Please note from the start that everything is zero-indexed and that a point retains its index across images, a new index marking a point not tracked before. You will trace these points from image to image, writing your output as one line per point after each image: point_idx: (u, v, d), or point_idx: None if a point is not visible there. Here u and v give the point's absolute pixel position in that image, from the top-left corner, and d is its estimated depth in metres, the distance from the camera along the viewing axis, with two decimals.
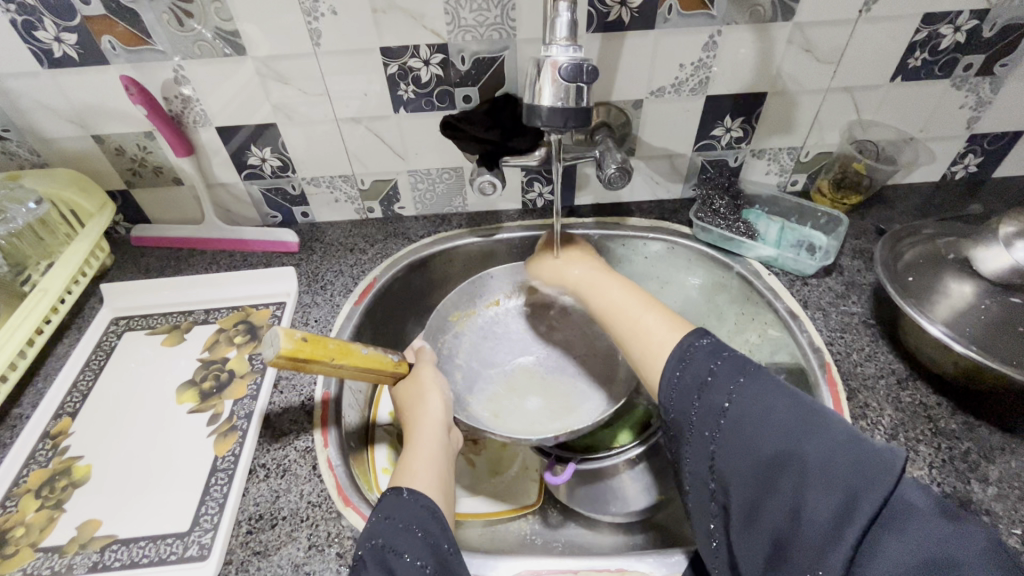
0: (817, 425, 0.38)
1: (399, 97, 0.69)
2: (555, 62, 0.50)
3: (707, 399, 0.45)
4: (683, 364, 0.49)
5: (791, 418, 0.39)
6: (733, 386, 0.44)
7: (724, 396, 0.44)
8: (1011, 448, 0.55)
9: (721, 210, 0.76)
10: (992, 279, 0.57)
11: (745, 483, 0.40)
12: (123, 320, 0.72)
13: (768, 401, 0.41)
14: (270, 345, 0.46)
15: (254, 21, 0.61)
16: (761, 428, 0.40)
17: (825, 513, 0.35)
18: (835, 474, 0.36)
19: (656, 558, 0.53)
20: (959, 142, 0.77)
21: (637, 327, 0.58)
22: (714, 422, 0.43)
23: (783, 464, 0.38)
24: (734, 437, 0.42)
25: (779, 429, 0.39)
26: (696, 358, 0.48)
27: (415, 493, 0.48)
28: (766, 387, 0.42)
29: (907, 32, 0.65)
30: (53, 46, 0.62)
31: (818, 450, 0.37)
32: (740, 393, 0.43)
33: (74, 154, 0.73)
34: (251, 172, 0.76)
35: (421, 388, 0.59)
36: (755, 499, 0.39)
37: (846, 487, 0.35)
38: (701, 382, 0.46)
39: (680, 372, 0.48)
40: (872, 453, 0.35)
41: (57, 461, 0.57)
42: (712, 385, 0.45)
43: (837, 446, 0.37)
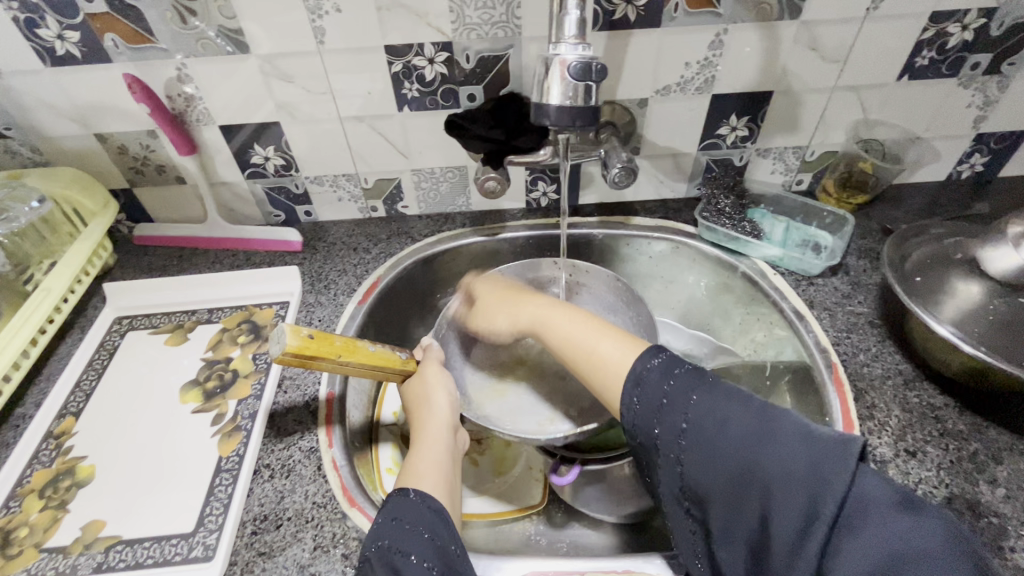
0: (775, 431, 0.39)
1: (403, 95, 0.68)
2: (564, 59, 0.50)
3: (668, 417, 0.44)
4: (639, 389, 0.47)
5: (751, 423, 0.40)
6: (694, 399, 0.44)
7: (681, 417, 0.43)
8: (1019, 449, 0.54)
9: (726, 210, 0.76)
10: (1001, 280, 0.57)
11: (716, 493, 0.40)
12: (126, 319, 0.72)
13: (726, 411, 0.42)
14: (277, 340, 0.46)
15: (258, 20, 0.61)
16: (723, 436, 0.41)
17: (793, 517, 0.36)
18: (796, 477, 0.37)
19: (664, 559, 0.52)
20: (965, 142, 0.77)
21: (594, 359, 0.54)
22: (675, 441, 0.43)
23: (751, 472, 0.39)
24: (700, 454, 0.41)
25: (741, 437, 0.40)
26: (649, 381, 0.47)
27: (422, 495, 0.48)
28: (723, 396, 0.43)
29: (913, 30, 0.65)
30: (56, 44, 0.61)
31: (782, 454, 0.38)
32: (695, 409, 0.43)
33: (76, 153, 0.72)
34: (254, 171, 0.76)
35: (424, 386, 0.58)
36: (730, 511, 0.40)
37: (811, 487, 0.36)
38: (657, 406, 0.45)
39: (639, 396, 0.46)
40: (826, 448, 0.37)
41: (61, 461, 0.57)
42: (670, 409, 0.44)
43: (799, 447, 0.38)
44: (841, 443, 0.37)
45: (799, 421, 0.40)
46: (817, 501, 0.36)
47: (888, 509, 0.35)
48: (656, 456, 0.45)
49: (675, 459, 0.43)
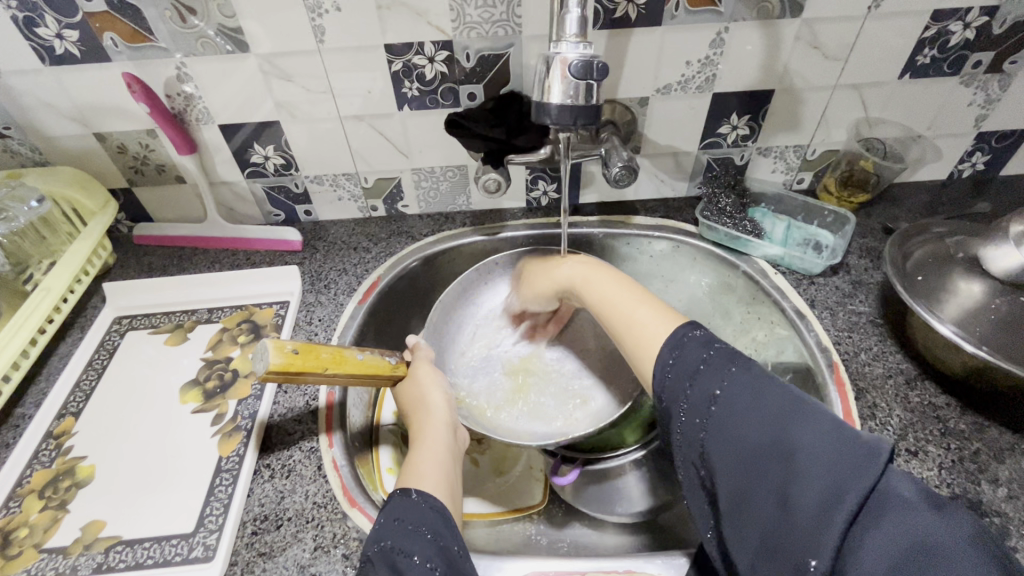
0: (808, 412, 0.38)
1: (403, 94, 0.68)
2: (565, 57, 0.50)
3: (700, 387, 0.44)
4: (676, 351, 0.48)
5: (784, 402, 0.40)
6: (728, 378, 0.43)
7: (716, 384, 0.44)
8: (1020, 448, 0.54)
9: (726, 209, 0.75)
10: (1003, 278, 0.56)
11: (733, 470, 0.40)
12: (126, 319, 0.72)
13: (760, 390, 0.41)
14: (261, 358, 0.47)
15: (257, 19, 0.61)
16: (751, 417, 0.40)
17: (812, 501, 0.35)
18: (823, 458, 0.35)
19: (664, 560, 0.52)
20: (966, 140, 0.77)
21: (631, 325, 0.55)
22: (705, 409, 0.43)
23: (775, 453, 0.37)
24: (725, 425, 0.41)
25: (769, 417, 0.39)
26: (688, 347, 0.48)
27: (422, 495, 0.48)
28: (757, 377, 0.43)
29: (915, 29, 0.65)
30: (55, 43, 0.61)
31: (810, 436, 0.37)
32: (732, 382, 0.43)
33: (75, 152, 0.72)
34: (254, 170, 0.76)
35: (418, 388, 0.58)
36: (747, 490, 0.38)
37: (837, 473, 0.35)
38: (693, 370, 0.46)
39: (676, 356, 0.48)
40: (859, 438, 0.36)
41: (60, 461, 0.57)
42: (707, 373, 0.45)
43: (828, 433, 0.36)
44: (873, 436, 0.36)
45: (832, 414, 0.38)
46: (842, 487, 0.34)
47: (915, 504, 0.33)
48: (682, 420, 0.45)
49: (700, 429, 0.43)
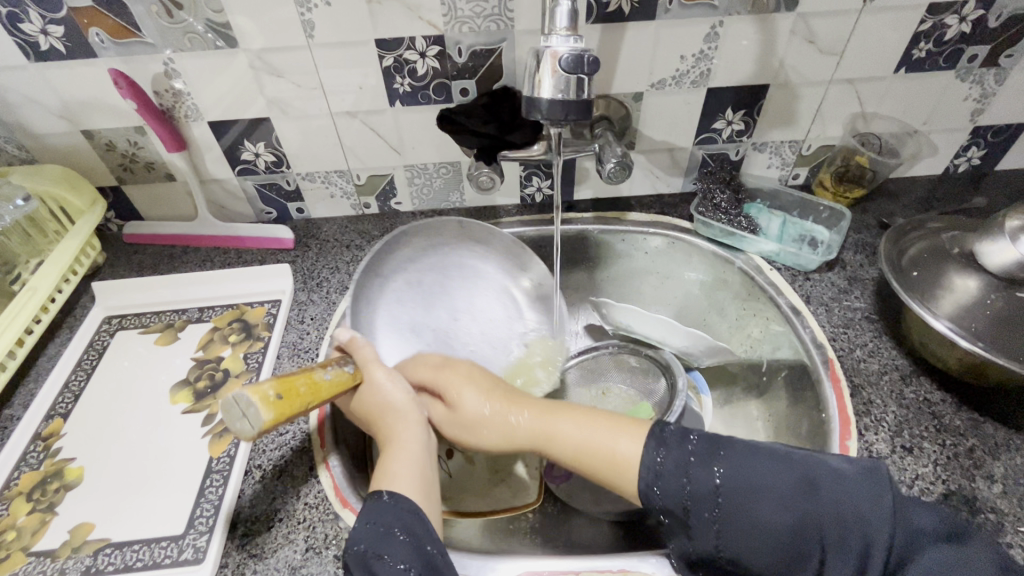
0: (812, 471, 0.43)
1: (394, 90, 0.67)
2: (555, 52, 0.49)
3: (699, 474, 0.45)
4: (662, 449, 0.47)
5: (789, 473, 0.43)
6: (724, 461, 0.45)
7: (714, 472, 0.45)
8: (1015, 444, 0.54)
9: (721, 205, 0.74)
10: (997, 273, 0.56)
11: (766, 550, 0.42)
12: (116, 318, 0.71)
13: (760, 463, 0.44)
14: (241, 414, 0.41)
15: (246, 14, 0.60)
16: (767, 492, 0.43)
17: (848, 559, 0.40)
18: (847, 513, 0.41)
19: (658, 559, 0.51)
20: (962, 135, 0.76)
21: (619, 461, 0.48)
22: (712, 500, 0.44)
23: (802, 521, 0.42)
24: (741, 509, 0.43)
25: (777, 487, 0.43)
26: (673, 445, 0.47)
27: (395, 496, 0.47)
28: (747, 450, 0.45)
29: (911, 23, 0.64)
30: (40, 39, 0.60)
31: (828, 502, 0.42)
32: (728, 464, 0.45)
33: (63, 150, 0.71)
34: (245, 167, 0.75)
35: (378, 393, 0.53)
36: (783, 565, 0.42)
37: (857, 525, 0.41)
38: (685, 465, 0.46)
39: (661, 458, 0.47)
40: (856, 485, 0.42)
41: (49, 463, 0.56)
42: (698, 466, 0.45)
43: (832, 491, 0.42)
44: (862, 473, 0.43)
45: (817, 465, 0.44)
46: (869, 536, 0.40)
47: (930, 534, 0.41)
48: (686, 515, 0.44)
49: (713, 514, 0.44)
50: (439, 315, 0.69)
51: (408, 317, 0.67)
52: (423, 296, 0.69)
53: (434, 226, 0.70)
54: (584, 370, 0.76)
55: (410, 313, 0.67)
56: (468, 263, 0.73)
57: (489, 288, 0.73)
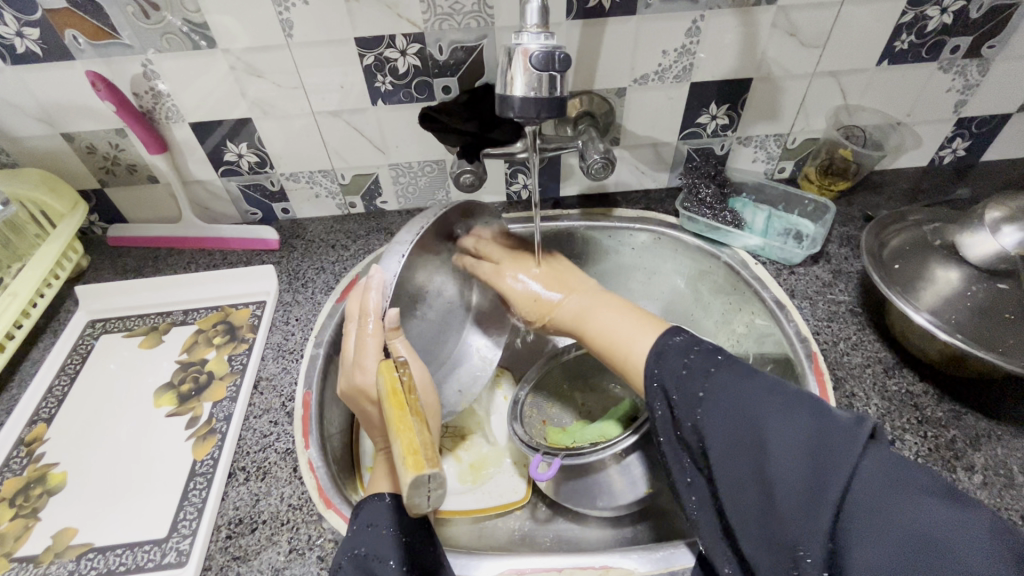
0: (788, 404, 0.37)
1: (376, 89, 0.67)
2: (526, 49, 0.49)
3: (686, 389, 0.43)
4: (660, 362, 0.47)
5: (771, 399, 0.38)
6: (709, 379, 0.42)
7: (699, 386, 0.42)
8: (997, 435, 0.54)
9: (707, 200, 0.74)
10: (978, 265, 0.57)
11: (729, 470, 0.38)
12: (99, 323, 0.71)
13: (746, 384, 0.40)
14: (428, 493, 0.36)
15: (224, 13, 0.59)
16: (737, 411, 0.38)
17: (800, 500, 0.33)
18: (798, 445, 0.35)
19: (641, 554, 0.51)
20: (947, 126, 0.76)
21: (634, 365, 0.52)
22: (691, 409, 0.41)
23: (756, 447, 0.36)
24: (715, 422, 0.39)
25: (750, 403, 0.38)
26: (670, 355, 0.47)
27: (399, 498, 0.47)
28: (741, 374, 0.41)
29: (893, 14, 0.64)
30: (16, 41, 0.60)
31: (785, 430, 0.35)
32: (713, 381, 0.41)
33: (43, 153, 0.71)
34: (228, 168, 0.74)
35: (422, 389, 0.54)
36: (743, 498, 0.37)
37: (817, 458, 0.34)
38: (680, 377, 0.44)
39: (659, 367, 0.47)
40: (841, 424, 0.35)
41: (31, 469, 0.56)
42: (690, 377, 0.43)
43: (807, 415, 0.36)
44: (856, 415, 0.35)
45: (814, 398, 0.37)
46: (829, 473, 0.33)
47: (924, 494, 0.32)
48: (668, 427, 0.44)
49: (691, 427, 0.41)
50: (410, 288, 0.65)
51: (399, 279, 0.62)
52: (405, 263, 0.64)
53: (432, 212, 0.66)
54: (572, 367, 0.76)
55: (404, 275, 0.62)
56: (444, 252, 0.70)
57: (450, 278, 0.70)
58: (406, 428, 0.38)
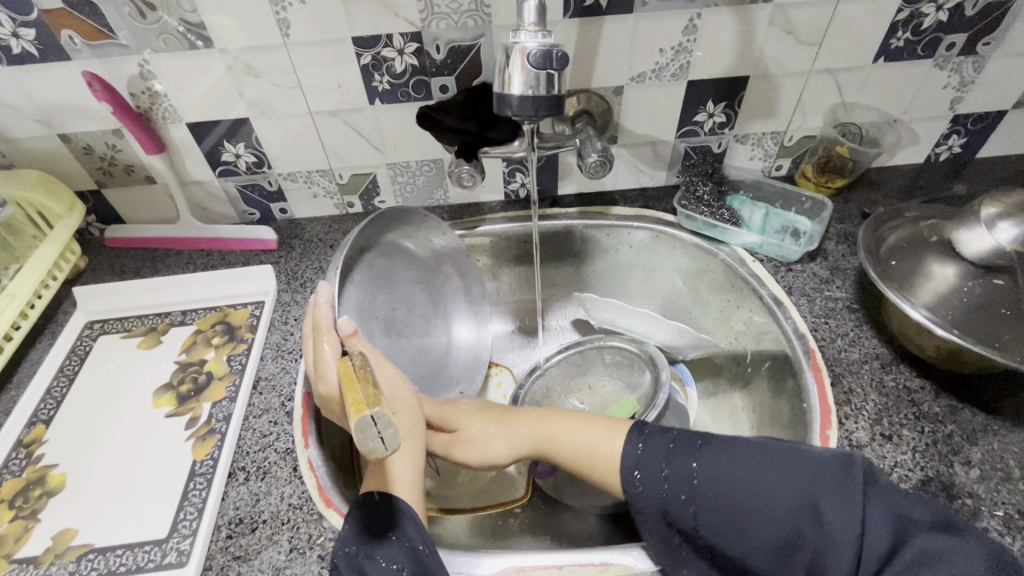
0: (782, 461, 0.43)
1: (373, 88, 0.67)
2: (524, 48, 0.49)
3: (676, 463, 0.45)
4: (643, 438, 0.49)
5: (764, 461, 0.43)
6: (699, 451, 0.45)
7: (689, 457, 0.45)
8: (993, 430, 0.55)
9: (704, 198, 0.74)
10: (974, 261, 0.57)
11: (748, 539, 0.41)
12: (98, 324, 0.71)
13: (736, 452, 0.44)
14: (379, 434, 0.38)
15: (220, 13, 0.59)
16: (740, 479, 0.42)
17: (823, 544, 0.39)
18: (808, 500, 0.40)
19: (641, 551, 0.51)
20: (942, 123, 0.77)
21: (612, 460, 0.50)
22: (687, 485, 0.44)
23: (770, 512, 0.40)
24: (720, 496, 0.42)
25: (753, 467, 0.43)
26: (653, 433, 0.49)
27: (386, 496, 0.48)
28: (725, 444, 0.45)
29: (888, 12, 0.64)
30: (12, 42, 0.60)
31: (790, 490, 0.41)
32: (704, 451, 0.45)
33: (40, 153, 0.71)
34: (225, 168, 0.74)
35: (393, 386, 0.53)
36: (765, 557, 0.41)
37: (834, 499, 0.40)
38: (665, 451, 0.47)
39: (643, 445, 0.48)
40: (839, 467, 0.41)
41: (31, 470, 0.56)
42: (677, 451, 0.46)
43: (803, 470, 0.41)
44: (841, 459, 0.42)
45: (797, 449, 0.43)
46: (847, 514, 0.39)
47: (923, 526, 0.39)
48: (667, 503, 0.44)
49: (688, 499, 0.43)
50: (380, 303, 0.68)
51: (358, 303, 0.65)
52: (372, 279, 0.67)
53: (391, 219, 0.70)
54: (570, 365, 0.76)
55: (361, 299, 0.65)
56: (416, 260, 0.73)
57: (426, 286, 0.73)
58: (354, 389, 0.41)
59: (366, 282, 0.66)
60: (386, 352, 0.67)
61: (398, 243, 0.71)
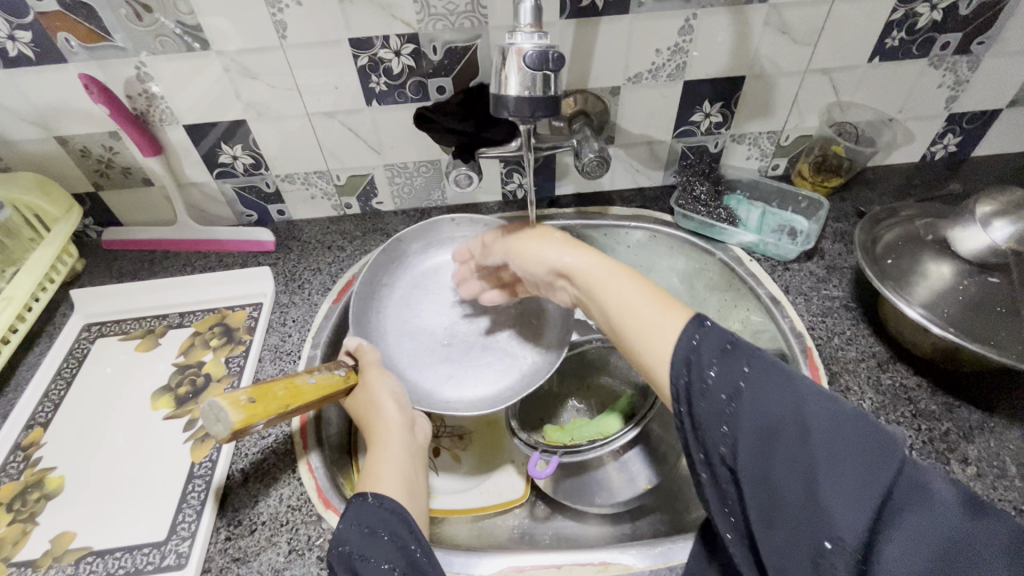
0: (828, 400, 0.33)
1: (370, 89, 0.67)
2: (520, 49, 0.49)
3: (723, 364, 0.36)
4: (700, 331, 0.40)
5: (812, 395, 0.33)
6: (755, 360, 0.36)
7: (742, 361, 0.36)
8: (990, 428, 0.55)
9: (701, 197, 0.76)
10: (971, 260, 0.57)
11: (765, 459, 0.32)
12: (95, 326, 0.71)
13: (789, 377, 0.34)
14: (215, 417, 0.44)
15: (217, 14, 0.59)
16: (782, 401, 0.33)
17: (834, 494, 0.29)
18: (840, 441, 0.31)
19: (639, 550, 0.51)
20: (938, 122, 0.77)
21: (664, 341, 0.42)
22: (727, 387, 0.35)
23: (797, 441, 0.31)
24: (753, 410, 0.34)
25: (798, 387, 0.33)
26: (715, 326, 0.39)
27: (379, 496, 0.47)
28: (778, 370, 0.35)
29: (883, 11, 0.64)
30: (8, 44, 0.60)
31: (828, 426, 0.31)
32: (757, 360, 0.36)
33: (36, 156, 0.71)
34: (223, 170, 0.74)
35: (369, 394, 0.56)
36: (777, 489, 0.32)
37: (862, 451, 0.30)
38: (721, 348, 0.37)
39: (699, 338, 0.39)
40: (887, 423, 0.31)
41: (28, 474, 0.56)
42: (735, 353, 0.37)
43: (851, 416, 0.32)
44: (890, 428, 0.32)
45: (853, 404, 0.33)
46: (873, 471, 0.29)
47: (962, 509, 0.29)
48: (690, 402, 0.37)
49: (723, 401, 0.35)
50: (441, 317, 0.70)
51: (414, 324, 0.69)
52: (427, 297, 0.71)
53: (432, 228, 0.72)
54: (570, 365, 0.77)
55: (416, 320, 0.70)
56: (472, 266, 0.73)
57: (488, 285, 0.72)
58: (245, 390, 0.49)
59: (416, 302, 0.70)
60: (456, 357, 0.68)
61: (447, 254, 0.73)
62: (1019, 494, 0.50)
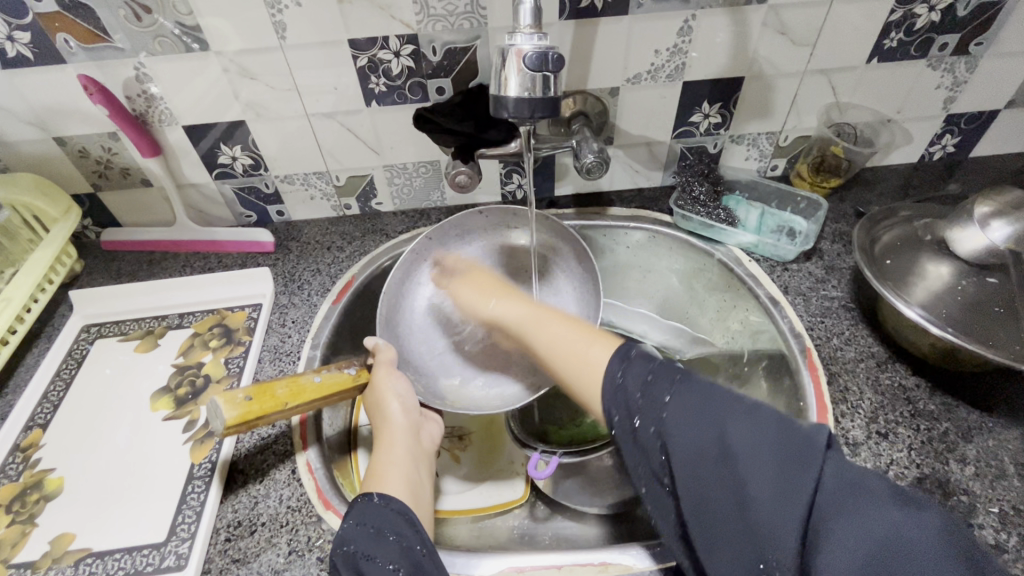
0: (749, 411, 0.36)
1: (370, 90, 0.67)
2: (520, 49, 0.49)
3: (650, 393, 0.41)
4: (624, 364, 0.45)
5: (733, 409, 0.36)
6: (677, 385, 0.40)
7: (665, 390, 0.40)
8: (988, 428, 0.55)
9: (700, 198, 0.75)
10: (969, 260, 0.58)
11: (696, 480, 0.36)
12: (95, 327, 0.71)
13: (710, 394, 0.38)
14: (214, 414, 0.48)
15: (216, 15, 0.59)
16: (704, 422, 0.36)
17: (760, 503, 0.32)
18: (760, 452, 0.33)
19: (639, 550, 0.51)
20: (936, 123, 0.77)
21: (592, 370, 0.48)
22: (654, 414, 0.40)
23: (723, 458, 0.35)
24: (682, 434, 0.37)
25: (718, 412, 0.37)
26: (636, 361, 0.44)
27: (385, 496, 0.48)
28: (699, 391, 0.39)
29: (881, 13, 0.65)
30: (7, 45, 0.60)
31: (750, 438, 0.34)
32: (680, 385, 0.40)
33: (35, 157, 0.70)
34: (222, 171, 0.74)
35: (376, 394, 0.56)
36: (712, 509, 0.35)
37: (781, 462, 0.33)
38: (643, 381, 0.42)
39: (623, 373, 0.44)
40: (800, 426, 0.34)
41: (27, 475, 0.56)
42: (655, 383, 0.41)
43: (772, 424, 0.34)
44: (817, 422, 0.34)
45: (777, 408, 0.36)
46: (790, 475, 0.32)
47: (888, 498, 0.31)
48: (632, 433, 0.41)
49: (655, 432, 0.39)
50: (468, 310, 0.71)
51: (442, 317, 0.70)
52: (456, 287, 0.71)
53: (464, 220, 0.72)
54: None
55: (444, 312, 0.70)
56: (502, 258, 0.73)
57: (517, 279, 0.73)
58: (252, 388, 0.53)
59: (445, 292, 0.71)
60: (480, 353, 0.69)
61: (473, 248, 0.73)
62: (1017, 494, 0.50)
